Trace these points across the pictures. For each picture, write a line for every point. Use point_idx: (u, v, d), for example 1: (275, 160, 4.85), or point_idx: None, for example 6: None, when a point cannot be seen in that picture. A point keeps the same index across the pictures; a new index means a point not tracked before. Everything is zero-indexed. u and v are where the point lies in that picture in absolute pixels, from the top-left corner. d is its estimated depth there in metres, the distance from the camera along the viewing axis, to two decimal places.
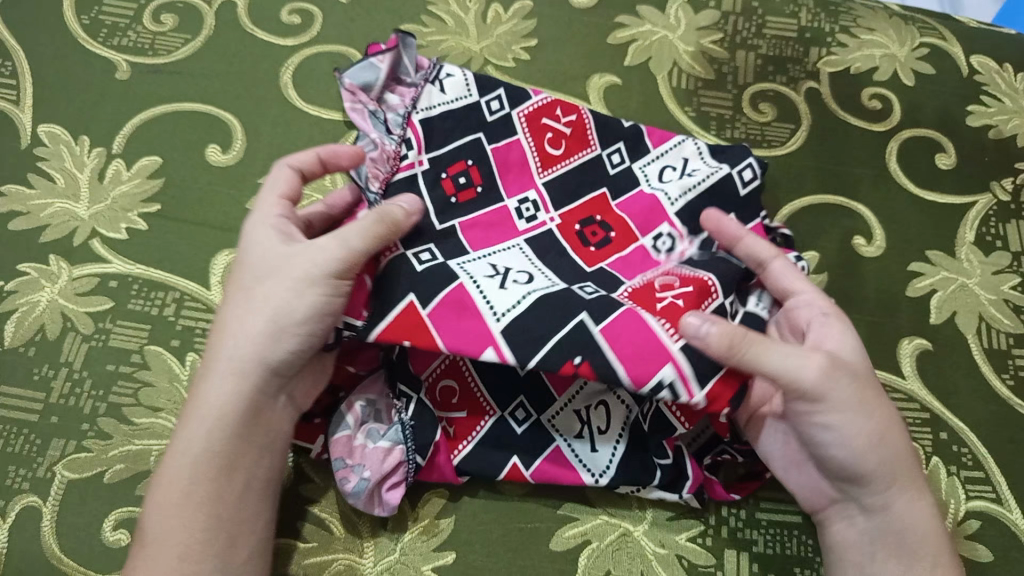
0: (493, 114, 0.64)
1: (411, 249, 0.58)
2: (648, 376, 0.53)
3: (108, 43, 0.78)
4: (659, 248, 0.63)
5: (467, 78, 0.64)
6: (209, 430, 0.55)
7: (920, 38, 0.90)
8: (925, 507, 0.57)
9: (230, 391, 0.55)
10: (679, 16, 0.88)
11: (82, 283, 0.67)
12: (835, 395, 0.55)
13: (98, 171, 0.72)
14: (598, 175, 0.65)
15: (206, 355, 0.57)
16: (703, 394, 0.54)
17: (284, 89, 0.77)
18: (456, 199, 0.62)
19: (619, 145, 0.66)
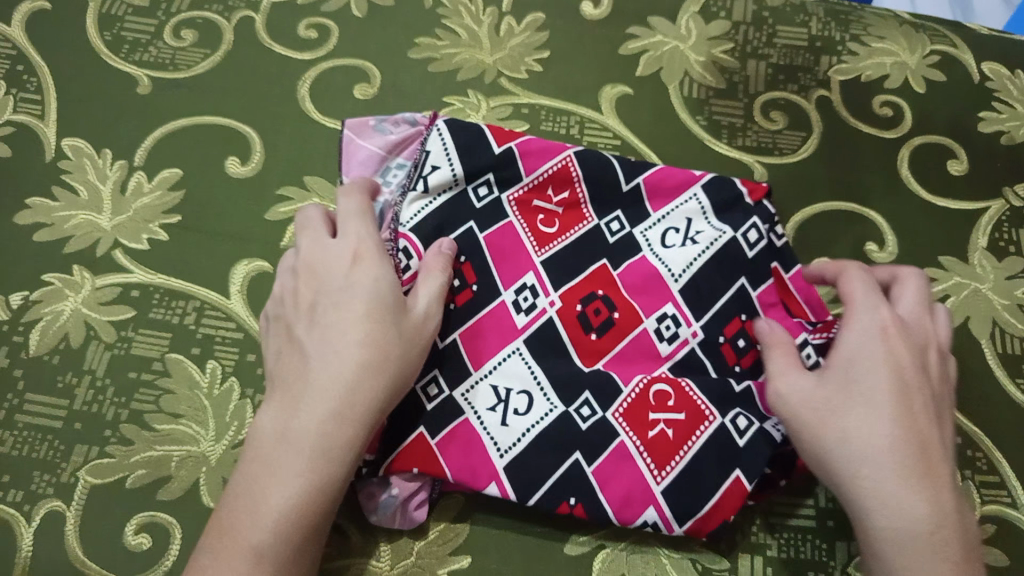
0: (481, 200, 0.68)
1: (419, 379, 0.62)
2: (635, 517, 0.60)
3: (129, 58, 0.80)
4: (664, 332, 0.66)
5: (453, 173, 0.67)
6: (297, 481, 0.51)
7: (930, 46, 0.91)
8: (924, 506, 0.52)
9: (344, 435, 0.52)
10: (689, 26, 0.89)
11: (105, 293, 0.68)
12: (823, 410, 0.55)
13: (120, 183, 0.74)
14: (599, 246, 0.68)
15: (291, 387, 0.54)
16: (686, 527, 0.60)
17: (302, 101, 0.79)
18: (455, 304, 0.65)
19: (617, 213, 0.69)
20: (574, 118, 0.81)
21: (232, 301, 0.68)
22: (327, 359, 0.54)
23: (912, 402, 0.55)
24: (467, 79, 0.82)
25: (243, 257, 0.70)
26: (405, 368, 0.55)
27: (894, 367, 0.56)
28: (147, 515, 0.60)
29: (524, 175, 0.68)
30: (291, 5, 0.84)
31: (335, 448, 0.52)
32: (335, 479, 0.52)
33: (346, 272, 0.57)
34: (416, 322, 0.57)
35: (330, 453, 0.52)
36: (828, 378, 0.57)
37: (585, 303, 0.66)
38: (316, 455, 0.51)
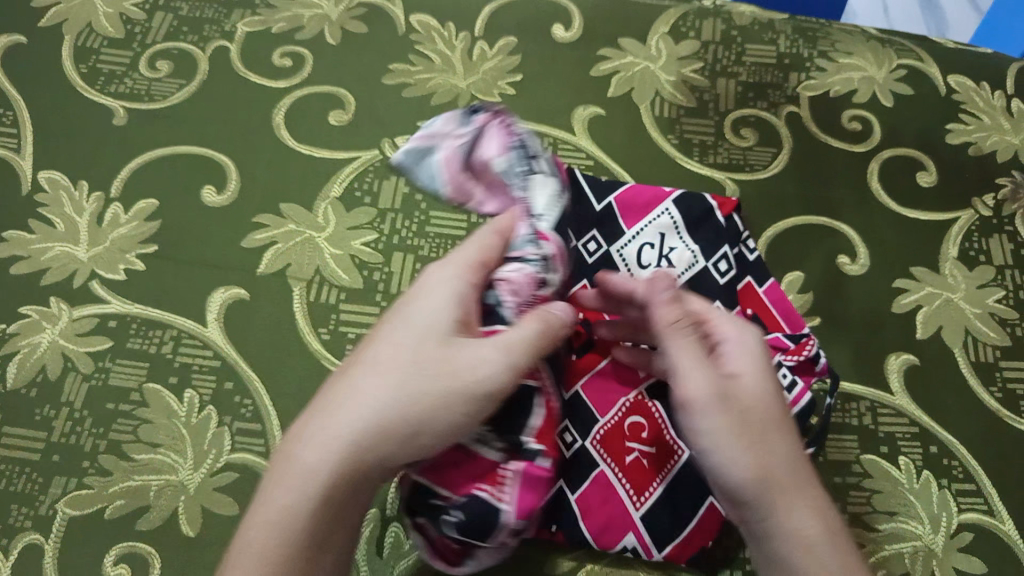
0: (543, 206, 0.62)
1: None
2: (614, 542, 0.61)
3: (106, 90, 0.81)
4: None
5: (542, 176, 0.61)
6: (301, 491, 0.46)
7: (897, 61, 0.92)
8: (816, 505, 0.49)
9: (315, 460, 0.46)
10: (660, 47, 0.90)
11: (83, 324, 0.68)
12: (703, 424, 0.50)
13: (97, 215, 0.74)
14: (581, 270, 0.69)
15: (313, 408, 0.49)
16: (665, 553, 0.62)
17: (278, 128, 0.80)
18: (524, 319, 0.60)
19: (594, 233, 0.70)
20: (548, 140, 0.82)
21: (209, 328, 0.68)
22: (345, 382, 0.49)
23: (767, 414, 0.51)
24: (441, 103, 0.83)
25: (220, 285, 0.71)
26: (387, 413, 0.47)
27: (735, 378, 0.51)
28: (126, 546, 0.60)
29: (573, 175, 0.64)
30: (266, 34, 0.85)
31: (297, 478, 0.46)
32: (304, 509, 0.46)
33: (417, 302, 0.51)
34: (460, 373, 0.48)
35: (306, 483, 0.46)
36: (703, 410, 0.49)
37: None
38: (283, 485, 0.47)
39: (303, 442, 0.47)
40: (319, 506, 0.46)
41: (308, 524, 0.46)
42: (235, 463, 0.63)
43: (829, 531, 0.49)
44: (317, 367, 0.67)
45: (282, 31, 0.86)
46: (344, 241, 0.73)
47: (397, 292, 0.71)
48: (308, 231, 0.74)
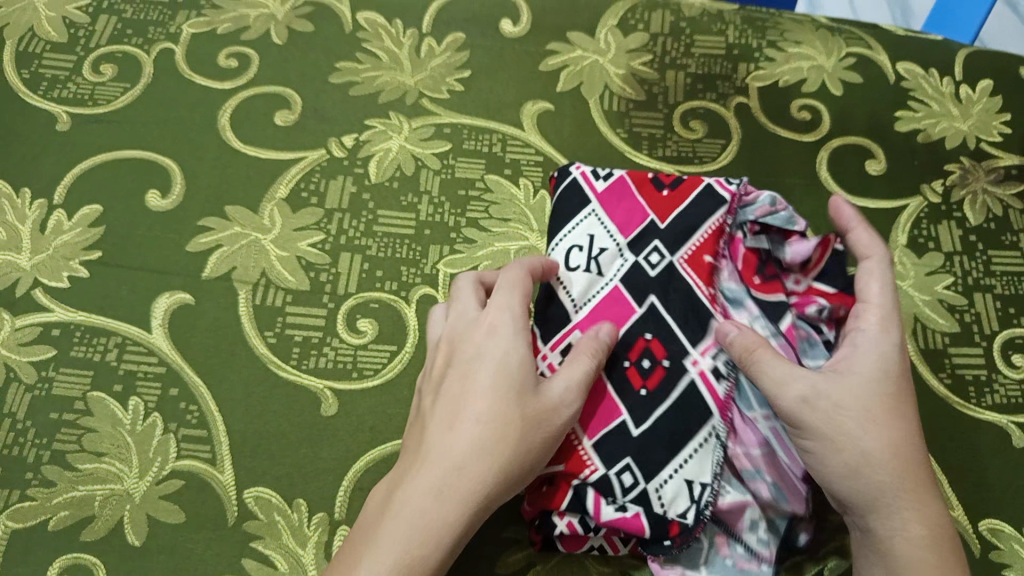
0: (655, 265, 0.63)
1: (611, 467, 0.57)
2: (580, 542, 0.60)
3: (47, 96, 0.80)
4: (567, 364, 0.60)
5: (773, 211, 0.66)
6: (410, 537, 0.51)
7: (846, 49, 0.93)
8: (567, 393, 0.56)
9: (423, 496, 0.52)
10: (609, 40, 0.90)
11: (25, 334, 0.68)
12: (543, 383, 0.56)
13: (39, 223, 0.73)
14: (640, 282, 0.63)
15: (449, 438, 0.54)
16: (629, 548, 0.61)
17: (222, 130, 0.79)
18: (646, 390, 0.59)
19: None
20: (497, 135, 0.82)
21: (153, 335, 0.68)
22: (459, 412, 0.55)
23: (515, 370, 0.56)
24: (388, 101, 0.83)
25: (165, 291, 0.70)
26: (482, 446, 0.53)
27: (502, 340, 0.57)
28: (70, 557, 0.60)
29: (659, 222, 0.65)
30: (210, 35, 0.85)
31: (435, 529, 0.52)
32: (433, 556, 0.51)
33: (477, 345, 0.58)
34: (543, 398, 0.55)
35: (438, 524, 0.52)
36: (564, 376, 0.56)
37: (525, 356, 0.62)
38: (399, 538, 0.52)
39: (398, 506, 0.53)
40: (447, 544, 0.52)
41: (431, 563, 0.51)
42: (180, 470, 0.63)
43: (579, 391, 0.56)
44: (264, 372, 0.67)
45: (227, 31, 0.85)
46: (290, 244, 0.73)
47: (345, 293, 0.71)
48: (255, 234, 0.74)
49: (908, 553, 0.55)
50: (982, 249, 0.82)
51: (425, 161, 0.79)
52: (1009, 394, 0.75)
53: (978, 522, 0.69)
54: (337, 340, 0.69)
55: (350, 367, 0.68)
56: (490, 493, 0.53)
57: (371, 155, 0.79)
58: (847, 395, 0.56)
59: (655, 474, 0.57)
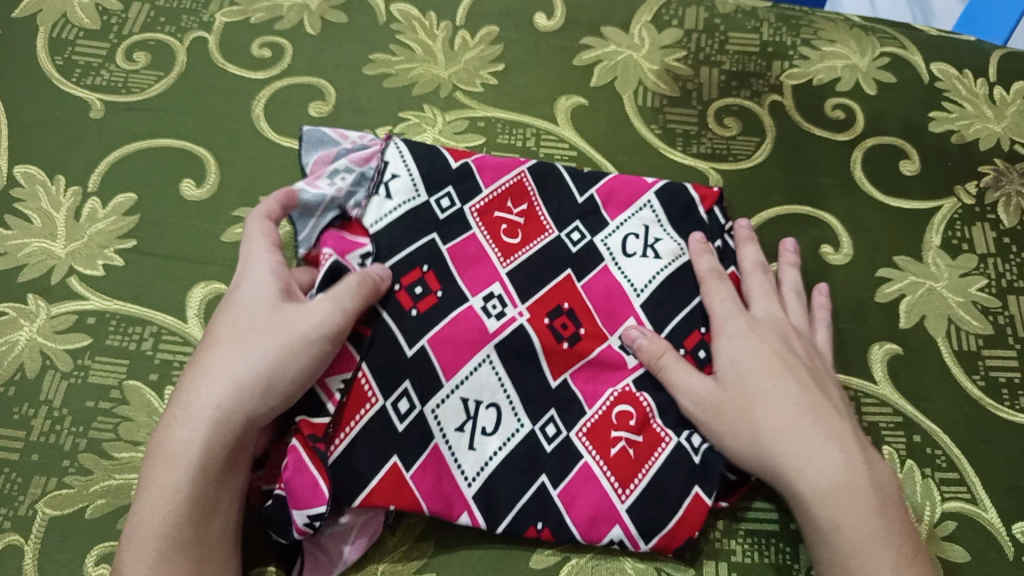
0: (445, 211, 0.69)
1: (389, 397, 0.62)
2: (601, 535, 0.62)
3: (81, 82, 0.80)
4: (491, 310, 0.66)
5: (413, 179, 0.69)
6: (184, 453, 0.55)
7: (880, 49, 0.92)
8: (272, 320, 0.59)
9: (212, 400, 0.56)
10: (642, 36, 0.90)
11: (61, 321, 0.67)
12: (234, 315, 0.60)
13: (74, 210, 0.73)
14: (561, 255, 0.70)
15: (229, 343, 0.58)
16: (651, 544, 0.62)
17: (256, 121, 0.79)
18: (416, 309, 0.65)
19: (448, 190, 0.70)
20: (531, 130, 0.82)
21: (189, 325, 0.68)
22: (250, 328, 0.59)
23: (255, 298, 0.61)
24: (423, 94, 0.83)
25: (200, 281, 0.70)
26: (245, 360, 0.57)
27: (266, 278, 0.62)
28: (108, 545, 0.59)
29: (484, 186, 0.71)
30: (244, 24, 0.85)
31: (183, 450, 0.55)
32: (195, 475, 0.54)
33: (243, 279, 0.63)
34: (292, 320, 0.59)
35: (203, 421, 0.56)
36: (254, 302, 0.60)
37: (418, 285, 0.66)
38: (166, 448, 0.55)
39: (164, 428, 0.56)
40: (208, 467, 0.55)
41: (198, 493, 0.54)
42: None
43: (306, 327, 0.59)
44: None
45: (261, 21, 0.85)
46: None
47: None
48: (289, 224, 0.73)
49: (749, 444, 0.61)
50: (1016, 251, 0.81)
51: None
52: None
53: (1012, 525, 0.68)
54: None
55: None
56: (231, 415, 0.56)
57: None
58: (727, 387, 0.64)
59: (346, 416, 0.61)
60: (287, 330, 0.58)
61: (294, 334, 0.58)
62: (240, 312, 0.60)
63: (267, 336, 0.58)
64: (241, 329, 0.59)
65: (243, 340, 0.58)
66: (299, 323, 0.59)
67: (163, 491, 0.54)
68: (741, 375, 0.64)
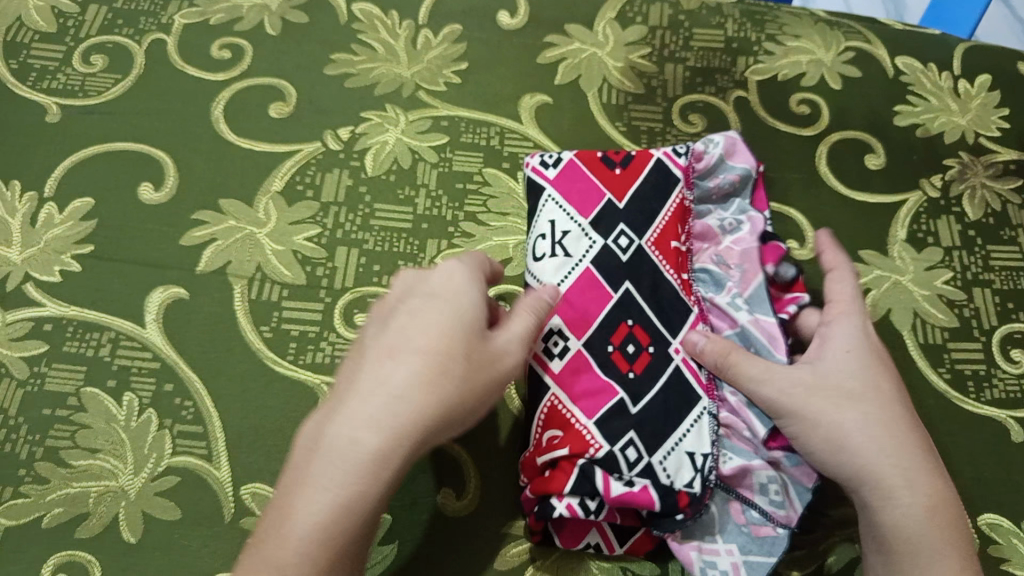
0: (624, 251, 0.65)
1: (616, 444, 0.58)
2: (577, 539, 0.61)
3: (38, 86, 0.79)
4: (552, 348, 0.62)
5: (583, 229, 0.65)
6: (327, 497, 0.48)
7: (845, 43, 0.92)
8: (491, 342, 0.55)
9: (363, 440, 0.49)
10: (607, 33, 0.90)
11: (17, 329, 0.67)
12: (428, 338, 0.52)
13: (30, 215, 0.72)
14: (612, 266, 0.64)
15: (427, 371, 0.51)
16: (626, 546, 0.61)
17: (216, 123, 0.78)
18: (633, 372, 0.61)
19: (620, 230, 0.65)
20: (495, 129, 0.81)
21: (147, 330, 0.67)
22: (392, 372, 0.51)
23: (467, 319, 0.54)
24: (385, 94, 0.82)
25: (159, 285, 0.69)
26: (431, 401, 0.50)
27: (462, 300, 0.55)
28: (64, 555, 0.58)
29: (615, 203, 0.67)
30: (204, 25, 0.84)
31: (321, 502, 0.48)
32: (367, 502, 0.49)
33: (441, 280, 0.56)
34: (493, 354, 0.54)
35: (354, 468, 0.49)
36: (456, 321, 0.53)
37: (630, 342, 0.62)
38: (361, 469, 0.49)
39: (350, 435, 0.49)
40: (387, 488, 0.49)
41: (342, 533, 0.48)
42: (176, 466, 0.62)
43: (503, 367, 0.54)
44: (259, 367, 0.66)
45: (221, 22, 0.84)
46: (286, 237, 0.72)
47: (342, 287, 0.70)
48: (250, 228, 0.72)
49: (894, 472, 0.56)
50: (981, 243, 0.81)
51: (423, 155, 0.78)
52: (1008, 389, 0.74)
53: (976, 516, 0.68)
54: (334, 335, 0.68)
55: None
56: (378, 467, 0.49)
57: (368, 148, 0.78)
58: (824, 376, 0.59)
59: (655, 448, 0.58)
60: (497, 364, 0.54)
61: (501, 366, 0.54)
62: (449, 327, 0.53)
63: (485, 368, 0.53)
64: (449, 354, 0.52)
65: (469, 364, 0.52)
66: (505, 354, 0.55)
67: (298, 536, 0.48)
68: (846, 368, 0.59)
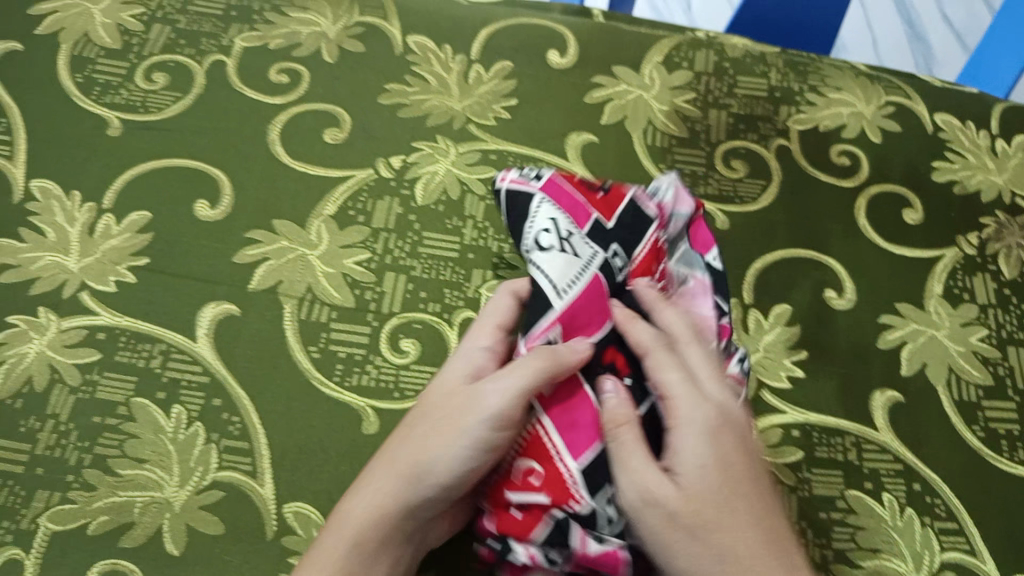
0: (619, 270, 0.62)
1: (597, 499, 0.55)
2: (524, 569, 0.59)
3: (100, 100, 0.82)
4: None
5: (577, 238, 0.62)
6: (345, 525, 0.57)
7: (885, 97, 0.94)
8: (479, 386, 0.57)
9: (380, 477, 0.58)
10: (653, 76, 0.92)
11: (70, 336, 0.68)
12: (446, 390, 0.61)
13: (88, 225, 0.74)
14: (611, 281, 0.62)
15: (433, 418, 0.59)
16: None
17: (272, 145, 0.80)
18: (616, 399, 0.59)
19: (615, 247, 0.63)
20: (542, 165, 0.83)
21: (198, 344, 0.68)
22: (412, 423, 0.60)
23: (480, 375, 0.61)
24: (436, 125, 0.84)
25: (211, 300, 0.70)
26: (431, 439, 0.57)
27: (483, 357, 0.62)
28: (108, 563, 0.59)
29: (605, 222, 0.64)
30: (264, 50, 0.87)
31: (337, 525, 0.57)
32: (374, 528, 0.57)
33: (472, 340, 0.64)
34: (479, 395, 0.57)
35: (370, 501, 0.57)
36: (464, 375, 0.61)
37: (616, 367, 0.60)
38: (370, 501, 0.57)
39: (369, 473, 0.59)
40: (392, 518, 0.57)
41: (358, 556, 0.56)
42: (221, 481, 0.62)
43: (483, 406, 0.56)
44: (306, 387, 0.67)
45: (279, 47, 0.88)
46: (336, 260, 0.74)
47: (389, 312, 0.71)
48: (302, 249, 0.74)
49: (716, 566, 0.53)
50: (1016, 303, 0.82)
51: (472, 187, 0.80)
52: None
53: None
54: (380, 359, 0.69)
55: (392, 387, 0.68)
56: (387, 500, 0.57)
57: (418, 178, 0.80)
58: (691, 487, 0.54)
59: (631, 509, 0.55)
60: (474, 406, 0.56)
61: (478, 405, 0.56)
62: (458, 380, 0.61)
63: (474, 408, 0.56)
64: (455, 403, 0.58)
65: (463, 407, 0.58)
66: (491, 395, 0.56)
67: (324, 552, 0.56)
68: (700, 478, 0.55)
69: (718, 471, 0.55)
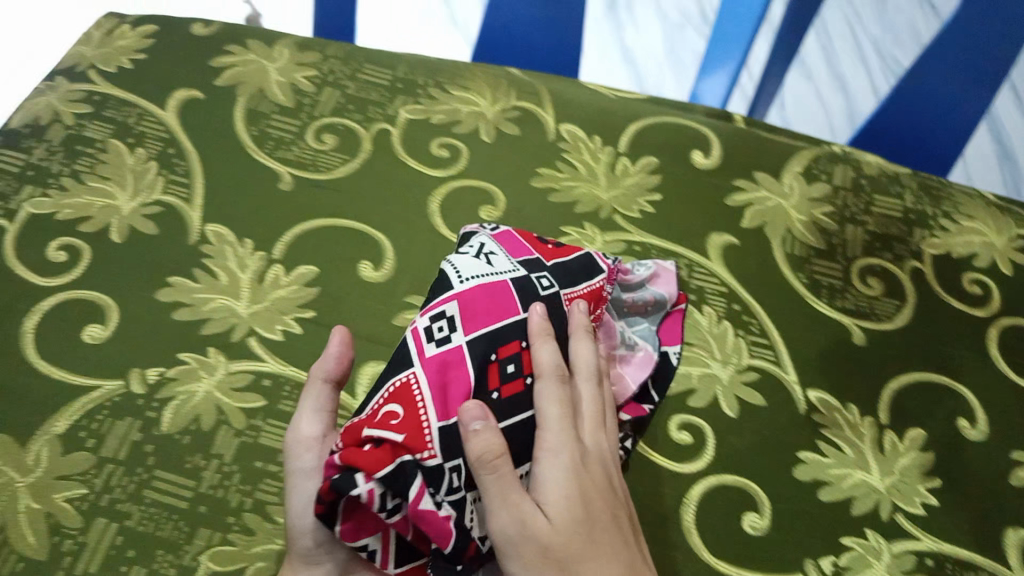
0: (545, 289, 0.66)
1: (447, 461, 0.56)
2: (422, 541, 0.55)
3: (273, 155, 0.87)
4: (435, 333, 0.60)
5: (512, 261, 0.67)
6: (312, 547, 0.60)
7: (1018, 230, 0.95)
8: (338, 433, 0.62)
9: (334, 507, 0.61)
10: (793, 186, 0.95)
11: (238, 379, 0.71)
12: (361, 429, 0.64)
13: (258, 273, 0.78)
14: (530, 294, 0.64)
15: None
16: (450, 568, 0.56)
17: (433, 216, 0.84)
18: (499, 392, 0.59)
19: (546, 273, 0.67)
20: (684, 261, 0.86)
21: (358, 401, 0.71)
22: None
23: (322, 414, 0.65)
24: (585, 212, 0.87)
25: (372, 359, 0.73)
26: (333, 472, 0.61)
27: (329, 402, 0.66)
28: None
29: (544, 261, 0.70)
30: (426, 123, 0.92)
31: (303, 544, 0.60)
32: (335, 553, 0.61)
33: None
34: None
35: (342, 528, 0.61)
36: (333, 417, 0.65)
37: (512, 362, 0.61)
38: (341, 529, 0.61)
39: None
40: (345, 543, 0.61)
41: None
42: None
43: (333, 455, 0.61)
44: None
45: (440, 121, 0.92)
46: None
47: None
48: None
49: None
50: None
51: None
52: None
53: None
54: None
55: None
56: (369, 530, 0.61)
57: None
58: (550, 528, 0.55)
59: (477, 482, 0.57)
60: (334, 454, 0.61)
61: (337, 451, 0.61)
62: None
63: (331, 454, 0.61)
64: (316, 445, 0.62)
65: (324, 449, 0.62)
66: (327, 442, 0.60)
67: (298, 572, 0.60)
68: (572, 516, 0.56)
69: (579, 506, 0.57)
